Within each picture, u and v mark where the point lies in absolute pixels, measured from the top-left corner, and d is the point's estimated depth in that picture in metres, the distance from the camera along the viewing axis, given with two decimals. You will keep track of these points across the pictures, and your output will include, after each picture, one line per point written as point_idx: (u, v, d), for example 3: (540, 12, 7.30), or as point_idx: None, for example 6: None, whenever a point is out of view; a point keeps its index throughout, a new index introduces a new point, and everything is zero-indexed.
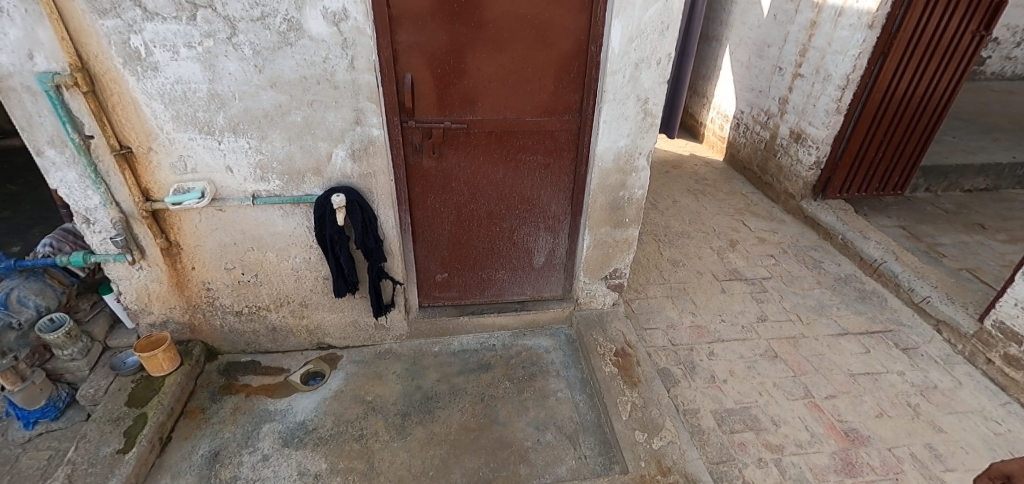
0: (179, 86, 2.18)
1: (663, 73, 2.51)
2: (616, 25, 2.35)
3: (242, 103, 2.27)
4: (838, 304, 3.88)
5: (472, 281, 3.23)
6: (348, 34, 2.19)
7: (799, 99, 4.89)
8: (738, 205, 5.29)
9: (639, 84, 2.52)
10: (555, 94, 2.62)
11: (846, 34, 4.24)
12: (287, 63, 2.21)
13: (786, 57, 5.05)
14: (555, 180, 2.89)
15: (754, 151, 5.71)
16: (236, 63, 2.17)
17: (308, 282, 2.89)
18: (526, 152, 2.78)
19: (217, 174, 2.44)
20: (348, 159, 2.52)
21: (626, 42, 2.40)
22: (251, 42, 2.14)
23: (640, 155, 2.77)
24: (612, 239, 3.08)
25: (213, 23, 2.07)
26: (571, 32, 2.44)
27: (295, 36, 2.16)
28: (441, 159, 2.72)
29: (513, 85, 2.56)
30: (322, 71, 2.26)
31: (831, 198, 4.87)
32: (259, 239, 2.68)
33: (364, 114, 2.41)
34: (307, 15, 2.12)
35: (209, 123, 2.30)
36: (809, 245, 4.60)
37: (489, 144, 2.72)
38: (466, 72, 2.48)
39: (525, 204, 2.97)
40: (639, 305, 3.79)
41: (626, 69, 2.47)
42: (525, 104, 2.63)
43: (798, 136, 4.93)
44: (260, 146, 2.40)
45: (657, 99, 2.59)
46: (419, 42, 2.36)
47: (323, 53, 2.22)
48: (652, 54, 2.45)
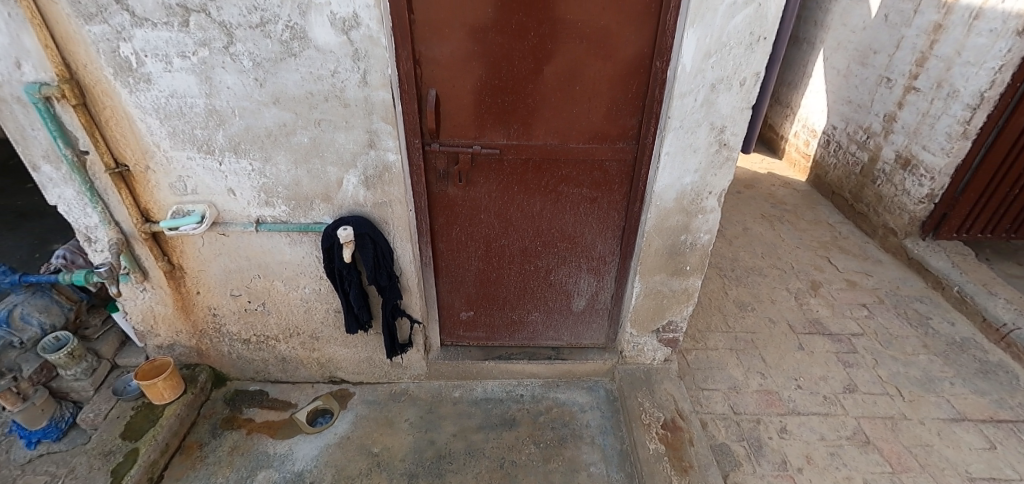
0: (174, 100, 1.93)
1: (748, 96, 1.97)
2: (691, 35, 1.84)
3: (243, 121, 1.99)
4: (951, 379, 3.11)
5: (501, 322, 2.85)
6: (359, 44, 1.84)
7: (911, 118, 4.07)
8: (822, 238, 4.54)
9: (715, 110, 2.00)
10: (607, 118, 2.16)
11: (982, 42, 3.41)
12: (291, 77, 1.90)
13: (898, 67, 4.22)
14: (602, 217, 2.44)
15: (846, 175, 4.89)
16: (234, 75, 1.88)
17: (318, 314, 2.61)
18: (568, 183, 2.34)
19: (218, 197, 2.19)
20: (361, 186, 2.19)
21: (702, 57, 1.88)
22: (250, 52, 1.84)
23: (709, 195, 2.24)
24: (667, 289, 2.57)
25: (207, 30, 1.79)
26: (632, 43, 1.97)
27: (299, 46, 1.84)
28: (468, 188, 2.35)
29: (556, 106, 2.13)
30: (330, 86, 1.93)
31: (944, 239, 4.03)
32: (264, 266, 2.42)
33: (378, 137, 2.06)
34: (312, 21, 1.79)
35: (208, 142, 2.04)
36: (912, 295, 3.81)
37: (526, 174, 2.31)
38: (500, 89, 2.09)
39: (564, 242, 2.53)
40: (695, 358, 3.24)
41: (700, 91, 1.95)
42: (571, 129, 2.19)
43: (906, 162, 4.11)
44: (264, 169, 2.12)
45: (738, 129, 2.05)
46: (446, 53, 1.99)
47: (331, 66, 1.88)
48: (735, 74, 1.91)
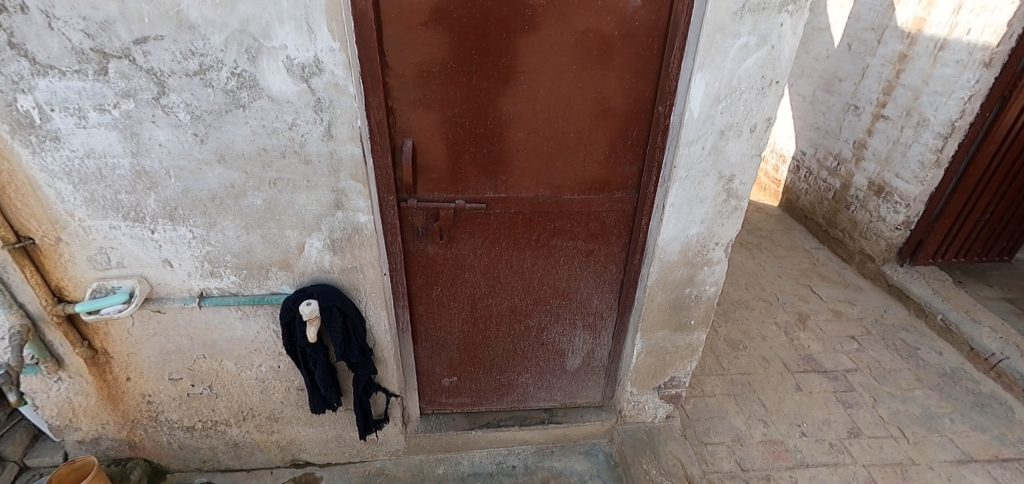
0: (91, 161, 1.58)
1: (758, 142, 1.81)
2: (700, 80, 1.66)
3: (180, 182, 1.66)
4: (950, 415, 3.03)
5: (488, 386, 2.56)
6: (322, 92, 1.56)
7: (881, 146, 4.09)
8: (801, 265, 4.49)
9: (723, 158, 1.83)
10: (605, 167, 1.95)
11: (950, 73, 3.46)
12: (239, 131, 1.59)
13: (864, 95, 4.27)
14: (598, 270, 2.22)
15: (818, 200, 4.91)
16: (167, 130, 1.56)
17: (277, 394, 2.24)
18: (562, 236, 2.11)
19: (151, 269, 1.83)
20: (326, 251, 1.88)
21: (710, 103, 1.70)
22: (187, 103, 1.53)
23: (716, 246, 2.06)
24: (670, 344, 2.36)
25: (132, 79, 1.47)
26: (631, 86, 1.78)
27: (248, 96, 1.54)
28: (450, 245, 2.09)
29: (548, 155, 1.91)
30: (288, 141, 1.63)
31: (921, 264, 4.05)
32: (211, 345, 2.05)
33: (346, 196, 1.77)
34: (264, 67, 1.50)
35: (136, 208, 1.69)
36: (897, 324, 3.77)
37: (514, 228, 2.07)
38: (485, 138, 1.85)
39: (557, 298, 2.30)
40: (694, 407, 3.04)
41: (708, 138, 1.78)
42: (564, 179, 1.97)
43: (879, 189, 4.13)
44: (208, 236, 1.78)
45: (747, 177, 1.89)
46: (424, 101, 1.75)
47: (288, 118, 1.59)
48: (745, 119, 1.75)
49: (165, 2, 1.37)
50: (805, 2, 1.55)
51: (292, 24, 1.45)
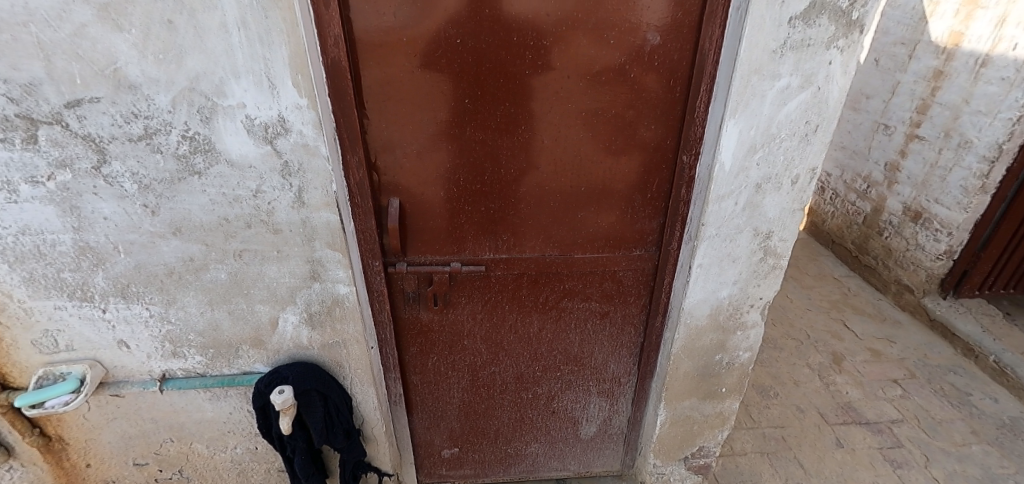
0: (27, 238, 1.37)
1: (801, 196, 1.55)
2: (733, 128, 1.40)
3: (132, 258, 1.44)
4: (1016, 478, 2.69)
5: (493, 456, 2.29)
6: (289, 155, 1.34)
7: (916, 168, 3.78)
8: (831, 297, 4.15)
9: (759, 213, 1.57)
10: (622, 223, 1.70)
11: (993, 91, 3.16)
12: (196, 200, 1.37)
13: (895, 114, 3.97)
14: (615, 333, 1.96)
15: (846, 224, 4.59)
16: (112, 202, 1.35)
17: (256, 476, 2.00)
18: (573, 298, 1.86)
19: (105, 351, 1.61)
20: (303, 326, 1.65)
21: (746, 153, 1.45)
22: (133, 171, 1.31)
23: (751, 309, 1.79)
24: (698, 414, 2.07)
25: (67, 147, 1.26)
26: (650, 134, 1.54)
27: (204, 161, 1.32)
28: (447, 311, 1.84)
29: (556, 212, 1.66)
30: (253, 209, 1.41)
31: (966, 297, 3.68)
32: (178, 427, 1.81)
33: (323, 266, 1.54)
34: (220, 129, 1.28)
35: (83, 287, 1.47)
36: (943, 365, 3.43)
37: (519, 290, 1.83)
38: (483, 194, 1.61)
39: (569, 364, 2.04)
40: (723, 469, 2.72)
41: (742, 193, 1.52)
42: (575, 237, 1.72)
43: (915, 215, 3.81)
44: (167, 314, 1.56)
45: (787, 233, 1.62)
46: (411, 155, 1.53)
47: (251, 184, 1.37)
48: (786, 170, 1.49)
49: (99, 59, 1.16)
50: (858, 37, 1.30)
51: (250, 79, 1.23)
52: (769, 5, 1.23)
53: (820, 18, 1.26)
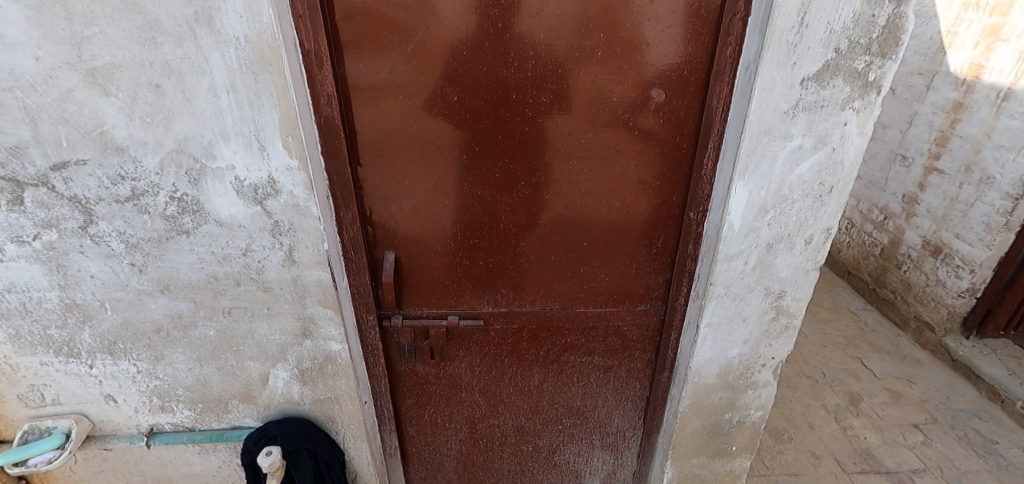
0: (12, 295, 1.34)
1: (815, 256, 1.46)
2: (742, 189, 1.33)
3: (118, 315, 1.41)
4: None
5: None
6: (280, 214, 1.30)
7: (936, 202, 3.66)
8: (847, 332, 4.00)
9: (771, 273, 1.49)
10: (626, 278, 1.63)
11: (1016, 125, 3.05)
12: (184, 259, 1.34)
13: (913, 145, 3.86)
14: (619, 387, 1.88)
15: (863, 255, 4.45)
16: (99, 261, 1.31)
17: None
18: (575, 352, 1.79)
19: (92, 405, 1.57)
20: (294, 382, 1.59)
21: (756, 214, 1.37)
22: (119, 231, 1.28)
23: (762, 368, 1.70)
24: (707, 472, 1.97)
25: (53, 207, 1.23)
26: (656, 190, 1.47)
27: (192, 221, 1.28)
28: (444, 363, 1.78)
29: (557, 267, 1.60)
30: (242, 267, 1.37)
31: (991, 337, 3.53)
32: (166, 480, 1.76)
33: (314, 323, 1.48)
34: (209, 190, 1.25)
35: (69, 343, 1.44)
36: (968, 410, 3.24)
37: (518, 343, 1.76)
38: (482, 249, 1.56)
39: (571, 417, 1.96)
40: None
41: (753, 252, 1.44)
42: (577, 291, 1.65)
43: (935, 249, 3.68)
44: (155, 369, 1.52)
45: (801, 293, 1.54)
46: (408, 210, 1.48)
47: (241, 243, 1.33)
48: (799, 230, 1.41)
49: (86, 123, 1.13)
50: (876, 97, 1.23)
51: (239, 141, 1.19)
52: (779, 66, 1.17)
53: (834, 79, 1.19)
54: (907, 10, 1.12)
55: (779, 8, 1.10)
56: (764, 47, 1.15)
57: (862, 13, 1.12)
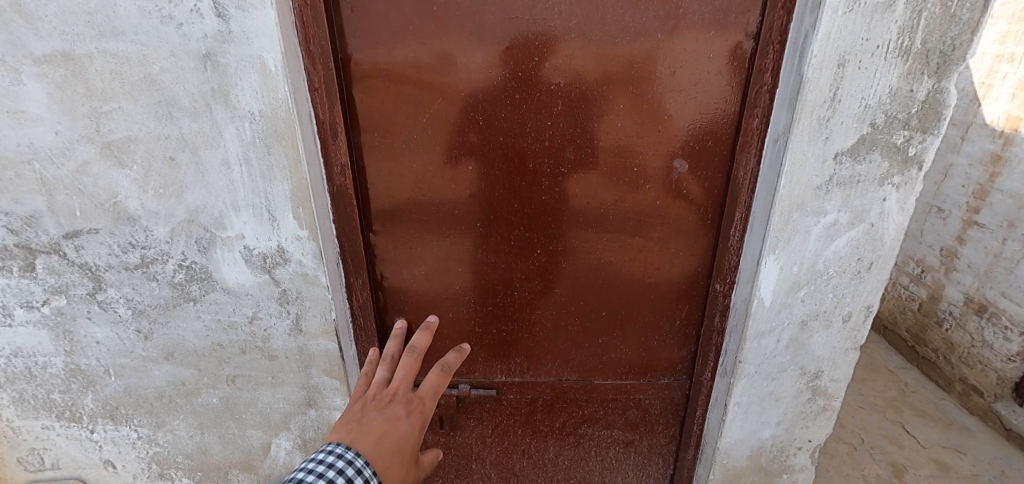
0: (19, 359, 1.32)
1: (854, 335, 1.35)
2: (773, 263, 1.25)
3: (122, 381, 1.37)
4: None
5: None
6: (288, 283, 1.27)
7: (977, 256, 3.48)
8: (886, 393, 3.71)
9: (805, 352, 1.38)
10: (647, 349, 1.54)
11: None
12: (190, 326, 1.31)
13: (949, 197, 3.70)
14: (641, 463, 1.75)
15: (899, 310, 4.22)
16: (105, 327, 1.29)
17: None
18: (592, 424, 1.68)
19: (91, 471, 1.51)
20: (295, 452, 1.52)
21: (788, 290, 1.28)
22: (127, 297, 1.26)
23: (798, 451, 1.56)
24: None
25: (63, 274, 1.22)
26: (679, 260, 1.40)
27: (200, 289, 1.26)
28: (454, 433, 1.69)
29: (574, 337, 1.53)
30: (248, 335, 1.33)
31: None
32: None
33: (319, 393, 1.43)
34: (218, 258, 1.23)
35: (71, 408, 1.40)
36: None
37: (532, 414, 1.66)
38: (496, 317, 1.50)
39: None
40: None
41: (785, 330, 1.34)
42: (595, 362, 1.57)
43: (979, 307, 3.46)
44: (155, 436, 1.46)
45: (839, 374, 1.42)
46: (419, 277, 1.43)
47: (248, 311, 1.30)
48: (836, 307, 1.31)
49: (101, 194, 1.13)
50: (917, 173, 1.14)
51: (249, 212, 1.18)
52: (811, 141, 1.11)
53: (871, 154, 1.12)
54: (949, 85, 1.05)
55: (809, 84, 1.05)
56: (794, 121, 1.09)
57: (898, 88, 1.05)
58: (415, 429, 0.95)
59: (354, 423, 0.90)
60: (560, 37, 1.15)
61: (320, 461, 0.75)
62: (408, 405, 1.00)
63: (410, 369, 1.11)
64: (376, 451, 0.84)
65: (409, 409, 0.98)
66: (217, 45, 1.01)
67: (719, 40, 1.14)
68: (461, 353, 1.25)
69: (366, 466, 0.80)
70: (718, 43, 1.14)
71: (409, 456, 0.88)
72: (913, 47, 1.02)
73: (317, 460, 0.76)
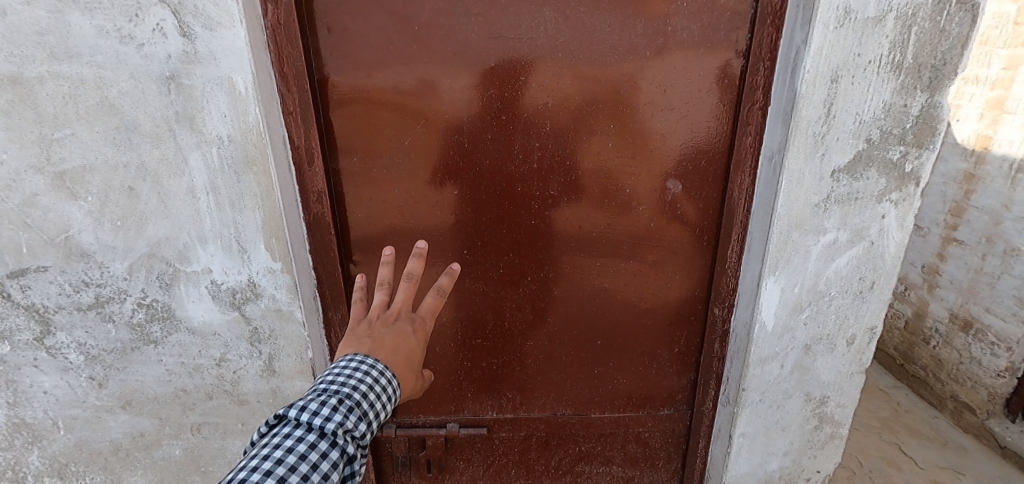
0: None
1: (859, 357, 1.30)
2: (774, 285, 1.20)
3: (73, 434, 1.24)
4: None
5: None
6: (259, 320, 1.17)
7: (959, 273, 3.46)
8: (880, 414, 3.63)
9: (810, 377, 1.32)
10: (645, 379, 1.47)
11: None
12: (150, 370, 1.19)
13: (929, 214, 3.74)
14: None
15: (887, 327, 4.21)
16: (54, 375, 1.17)
17: None
18: (590, 461, 1.58)
19: None
20: None
21: (790, 312, 1.23)
22: (79, 341, 1.14)
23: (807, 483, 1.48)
24: None
25: (6, 318, 1.10)
26: (676, 284, 1.35)
27: (162, 329, 1.16)
28: (442, 476, 1.57)
29: (568, 367, 1.45)
30: (215, 378, 1.22)
31: None
32: None
33: None
34: (182, 295, 1.13)
35: (14, 466, 1.26)
36: None
37: (526, 452, 1.56)
38: (486, 348, 1.41)
39: None
40: None
41: (789, 355, 1.28)
42: (591, 393, 1.49)
43: (965, 324, 3.44)
44: None
45: (845, 399, 1.36)
46: None
47: (215, 352, 1.19)
48: (840, 330, 1.26)
49: (50, 229, 1.03)
50: (915, 189, 1.12)
51: (217, 244, 1.09)
52: (807, 158, 1.08)
53: (868, 171, 1.10)
54: (942, 99, 1.03)
55: (804, 100, 1.03)
56: (789, 138, 1.06)
57: (892, 103, 1.04)
58: (422, 342, 0.92)
59: (362, 336, 0.85)
60: (547, 57, 1.12)
61: (344, 368, 0.78)
62: (411, 324, 0.91)
63: (407, 291, 0.93)
64: (393, 363, 0.83)
65: (415, 327, 0.91)
66: (181, 66, 0.95)
67: (708, 58, 1.11)
68: (453, 275, 0.98)
69: (385, 371, 0.81)
70: (708, 61, 1.12)
71: (420, 365, 0.89)
72: (905, 61, 1.00)
73: (340, 367, 0.79)
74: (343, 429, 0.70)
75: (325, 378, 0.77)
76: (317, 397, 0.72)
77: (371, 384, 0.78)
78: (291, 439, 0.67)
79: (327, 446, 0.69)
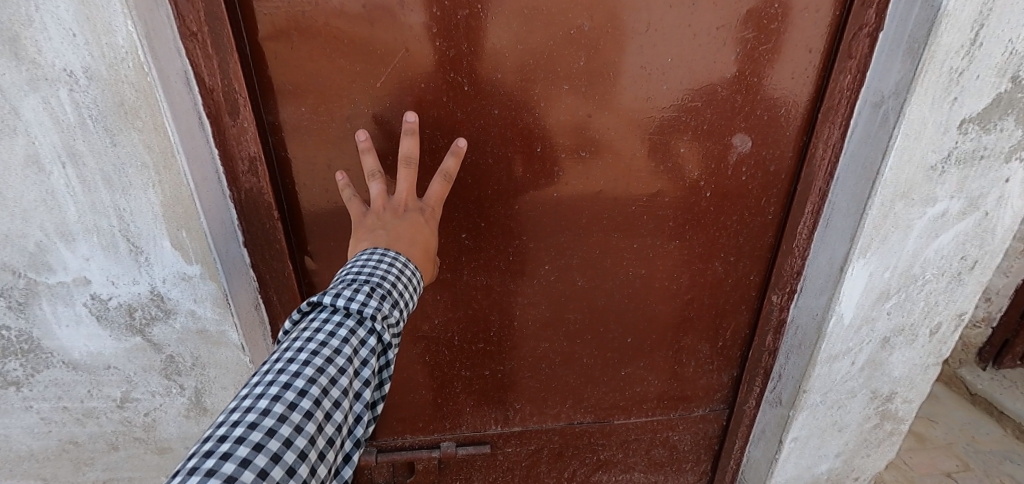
0: None
1: (939, 348, 1.09)
2: (861, 268, 0.93)
3: None
4: None
5: None
6: (173, 344, 0.82)
7: None
8: None
9: (881, 372, 1.10)
10: (680, 378, 1.22)
11: None
12: (20, 420, 0.84)
13: None
14: None
15: None
16: None
17: None
18: (610, 470, 1.35)
19: None
20: None
21: (874, 302, 0.99)
22: None
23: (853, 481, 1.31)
24: None
25: None
26: (727, 266, 1.08)
27: (25, 365, 0.79)
28: None
29: (591, 370, 1.18)
30: (119, 423, 0.88)
31: None
32: None
33: None
34: (48, 317, 0.76)
35: None
36: None
37: (536, 467, 1.31)
38: (489, 353, 1.12)
39: None
40: None
41: (862, 351, 1.05)
42: (615, 397, 1.23)
43: None
44: None
45: (914, 393, 1.16)
46: None
47: (113, 390, 0.84)
48: (924, 319, 1.04)
49: None
50: None
51: (94, 243, 0.72)
52: (934, 104, 0.79)
53: (1002, 120, 0.83)
54: None
55: (950, 18, 0.72)
56: (918, 75, 0.76)
57: None
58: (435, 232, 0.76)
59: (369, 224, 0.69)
60: None
61: (367, 259, 0.63)
62: (422, 214, 0.74)
63: (409, 178, 0.73)
64: (413, 253, 0.68)
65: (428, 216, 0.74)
66: None
67: None
68: (459, 153, 0.79)
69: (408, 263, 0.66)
70: None
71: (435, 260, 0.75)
72: None
73: (363, 259, 0.63)
74: (382, 313, 0.58)
75: (348, 271, 0.62)
76: (346, 286, 0.59)
77: (402, 269, 0.64)
78: (326, 322, 0.54)
79: (365, 335, 0.56)
